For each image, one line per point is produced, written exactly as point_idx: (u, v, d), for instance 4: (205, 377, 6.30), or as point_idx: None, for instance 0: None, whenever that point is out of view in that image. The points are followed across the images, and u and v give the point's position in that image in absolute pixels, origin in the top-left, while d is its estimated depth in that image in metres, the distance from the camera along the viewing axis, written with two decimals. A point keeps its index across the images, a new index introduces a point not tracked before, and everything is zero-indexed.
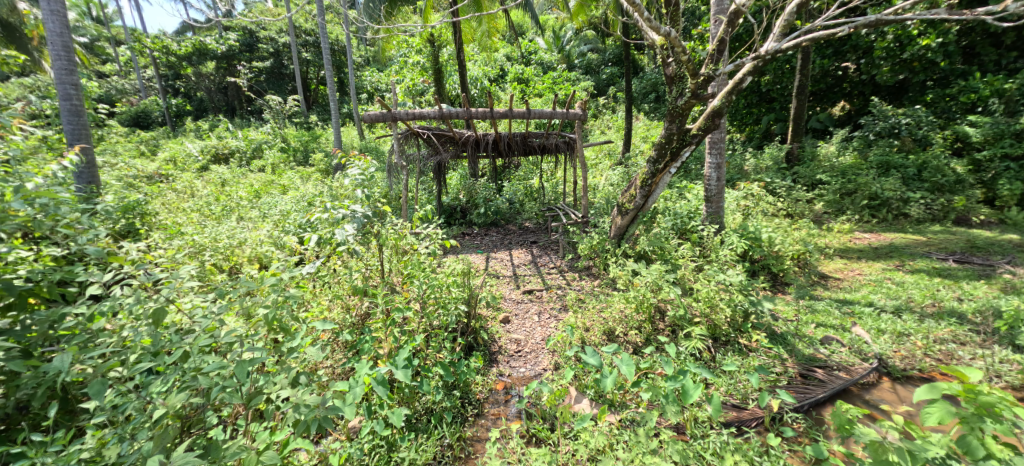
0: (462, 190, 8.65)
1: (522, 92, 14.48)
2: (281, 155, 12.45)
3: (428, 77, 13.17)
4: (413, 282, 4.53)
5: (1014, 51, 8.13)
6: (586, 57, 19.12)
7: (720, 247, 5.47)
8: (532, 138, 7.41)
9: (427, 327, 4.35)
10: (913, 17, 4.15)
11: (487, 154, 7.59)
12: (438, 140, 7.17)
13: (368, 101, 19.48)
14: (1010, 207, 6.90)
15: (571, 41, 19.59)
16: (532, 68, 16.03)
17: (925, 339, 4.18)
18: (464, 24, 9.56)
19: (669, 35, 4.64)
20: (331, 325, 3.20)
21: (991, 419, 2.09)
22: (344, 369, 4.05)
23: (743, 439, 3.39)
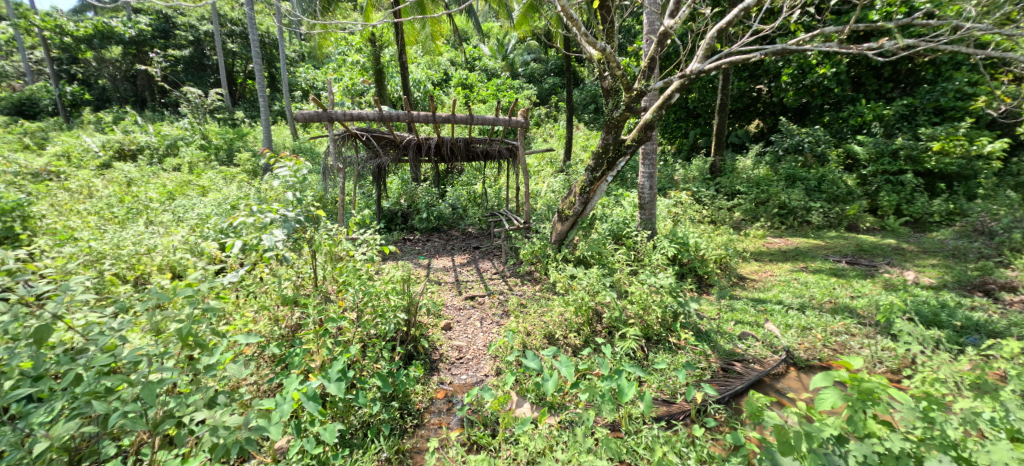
0: (403, 194, 8.39)
1: (466, 98, 14.30)
2: (201, 153, 11.32)
3: (369, 77, 12.73)
4: (348, 290, 4.36)
5: (890, 83, 9.42)
6: (529, 66, 19.33)
7: (653, 252, 5.81)
8: (474, 143, 7.43)
9: (364, 337, 4.21)
10: (812, 48, 4.63)
11: (430, 159, 7.49)
12: (377, 143, 6.92)
13: (303, 98, 18.46)
14: (888, 216, 7.98)
15: (515, 50, 19.79)
16: (478, 74, 16.01)
17: (824, 332, 4.75)
18: (407, 25, 9.32)
19: (604, 50, 4.91)
20: (255, 339, 3.05)
21: (871, 402, 2.42)
22: (269, 385, 3.79)
23: (672, 431, 3.63)
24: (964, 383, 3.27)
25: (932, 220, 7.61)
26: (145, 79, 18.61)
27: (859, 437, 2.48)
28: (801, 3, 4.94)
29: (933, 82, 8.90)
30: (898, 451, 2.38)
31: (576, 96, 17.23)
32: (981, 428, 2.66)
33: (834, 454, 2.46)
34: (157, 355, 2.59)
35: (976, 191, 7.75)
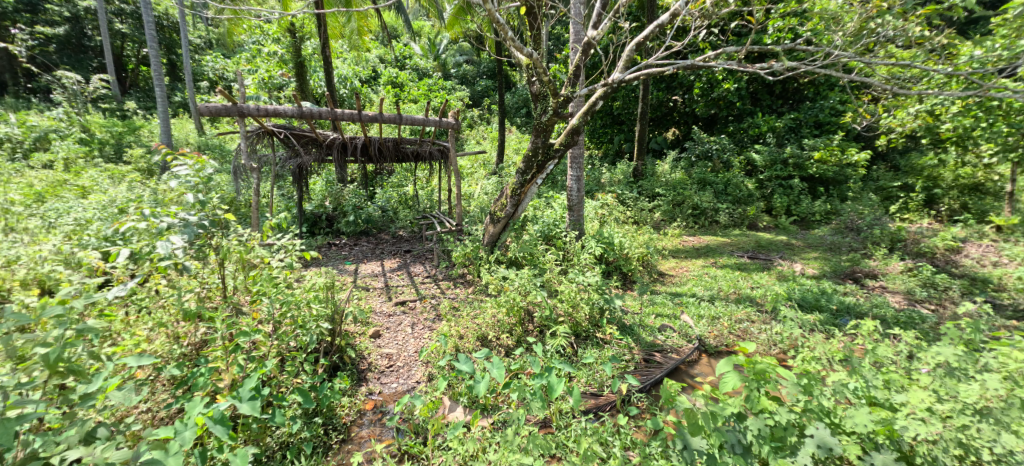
0: (327, 197, 7.92)
1: (397, 96, 13.70)
2: (81, 148, 9.75)
3: (288, 70, 11.55)
4: (262, 300, 3.91)
5: (780, 100, 10.82)
6: (461, 67, 18.94)
7: (581, 251, 6.09)
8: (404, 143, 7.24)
9: (281, 351, 3.89)
10: (717, 65, 5.11)
11: (357, 159, 7.17)
12: (298, 141, 6.40)
13: (209, 90, 16.70)
14: (780, 216, 9.08)
15: (446, 50, 19.36)
16: (408, 74, 15.38)
17: (730, 320, 5.26)
18: (330, 18, 8.82)
19: (531, 56, 5.06)
20: (148, 361, 2.81)
21: (762, 381, 2.74)
22: (166, 412, 3.32)
23: (598, 422, 3.78)
24: (832, 358, 3.76)
25: (814, 218, 8.79)
26: (4, 58, 15.62)
27: (755, 413, 2.71)
28: (707, 23, 5.43)
29: (814, 100, 10.35)
30: (787, 423, 2.66)
31: (507, 99, 17.35)
32: (850, 396, 2.90)
33: (735, 431, 2.64)
34: (14, 388, 2.20)
35: (846, 194, 9.12)
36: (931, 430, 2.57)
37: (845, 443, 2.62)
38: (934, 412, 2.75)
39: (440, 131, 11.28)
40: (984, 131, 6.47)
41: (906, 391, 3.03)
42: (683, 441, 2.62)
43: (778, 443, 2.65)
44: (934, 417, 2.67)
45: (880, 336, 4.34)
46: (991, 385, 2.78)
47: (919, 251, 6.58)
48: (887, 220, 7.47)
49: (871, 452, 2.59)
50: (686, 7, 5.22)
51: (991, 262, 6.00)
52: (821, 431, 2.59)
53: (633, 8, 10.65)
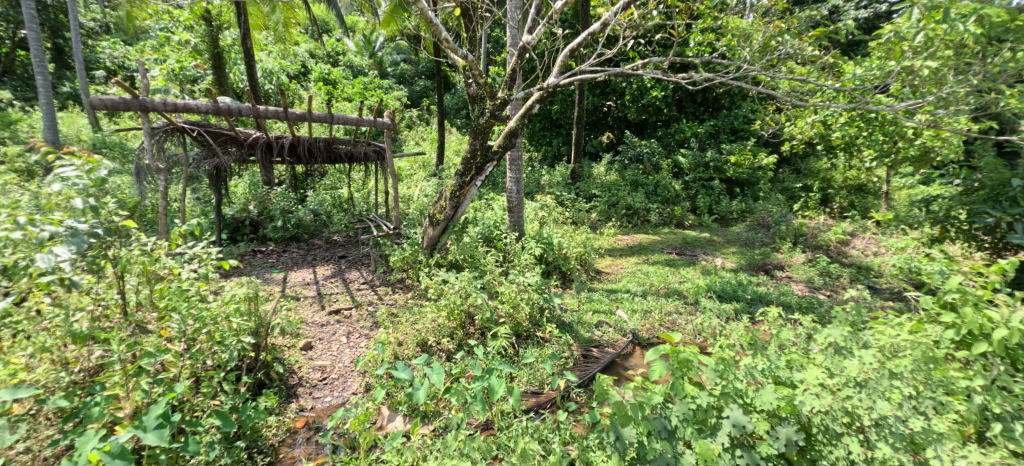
0: (251, 200, 7.32)
1: (329, 94, 13.00)
2: None
3: (203, 62, 10.43)
4: (171, 316, 3.46)
5: (700, 108, 11.65)
6: (399, 65, 18.33)
7: (521, 252, 6.16)
8: (335, 144, 6.91)
9: (196, 371, 3.40)
10: (645, 74, 5.35)
11: (284, 160, 6.74)
12: (214, 140, 5.87)
13: (107, 80, 14.85)
14: (703, 215, 9.76)
15: (382, 48, 18.52)
16: (342, 70, 14.61)
17: (660, 313, 5.52)
18: (251, 7, 8.29)
19: (467, 58, 5.02)
20: (32, 391, 2.44)
21: (686, 369, 2.89)
22: (49, 451, 2.77)
23: (539, 420, 3.77)
24: (744, 343, 4.01)
25: (732, 216, 9.55)
26: None
27: (680, 399, 2.87)
28: (635, 34, 5.64)
29: (729, 109, 11.26)
30: (707, 405, 2.81)
31: (446, 100, 17.10)
32: (758, 378, 3.05)
33: (661, 416, 2.80)
34: None
35: (757, 194, 10.04)
36: (823, 402, 2.77)
37: (756, 419, 2.80)
38: (826, 387, 2.94)
39: (374, 131, 10.88)
40: (864, 139, 7.28)
41: (804, 370, 3.21)
42: (616, 432, 2.73)
43: (701, 425, 2.79)
44: (826, 391, 2.85)
45: (784, 320, 4.80)
46: (869, 359, 3.03)
47: (817, 243, 7.32)
48: (791, 218, 8.27)
49: (776, 426, 2.78)
50: (616, 17, 5.42)
51: (873, 252, 6.83)
52: (735, 411, 2.75)
53: (568, 16, 10.94)
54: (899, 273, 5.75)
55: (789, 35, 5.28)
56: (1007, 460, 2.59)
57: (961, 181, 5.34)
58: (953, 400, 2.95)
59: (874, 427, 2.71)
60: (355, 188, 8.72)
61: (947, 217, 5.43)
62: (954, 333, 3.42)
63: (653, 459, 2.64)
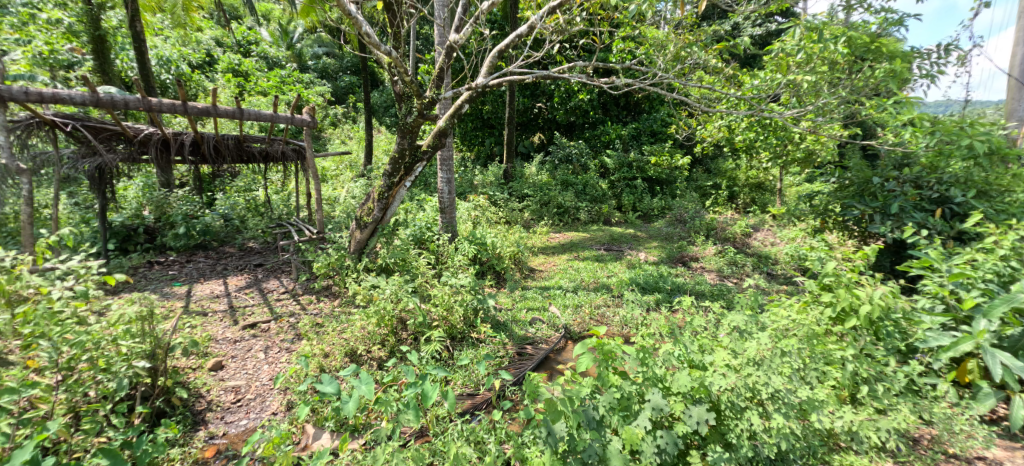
0: (147, 205, 6.53)
1: (241, 87, 11.98)
2: None
3: (82, 45, 9.30)
4: (39, 345, 2.94)
5: (622, 112, 12.22)
6: (320, 59, 17.29)
7: (455, 253, 6.06)
8: (248, 142, 6.37)
9: (73, 407, 2.91)
10: (570, 78, 5.43)
11: (187, 160, 6.12)
12: (95, 135, 5.19)
13: None
14: (629, 212, 10.18)
15: (301, 39, 17.63)
16: (255, 62, 13.58)
17: (590, 307, 5.64)
18: None
19: (390, 55, 4.87)
20: None
21: (610, 359, 3.02)
22: None
23: (476, 422, 3.66)
24: (663, 332, 4.26)
25: (655, 212, 10.07)
26: None
27: (606, 388, 2.96)
28: (561, 39, 5.72)
29: (650, 113, 12.12)
30: (631, 393, 2.94)
31: (373, 98, 16.44)
32: (674, 362, 3.21)
33: (589, 407, 2.83)
34: None
35: (675, 191, 10.64)
36: (729, 380, 2.94)
37: (673, 402, 2.94)
38: (730, 366, 3.13)
39: (294, 129, 10.20)
40: (762, 143, 7.97)
41: (714, 352, 3.46)
42: (547, 428, 2.76)
43: (625, 411, 2.92)
44: (731, 371, 3.03)
45: (699, 308, 5.12)
46: (765, 339, 3.29)
47: (725, 236, 7.90)
48: (704, 213, 8.86)
49: (692, 405, 2.94)
50: (542, 21, 5.46)
51: (771, 242, 7.53)
52: (655, 396, 2.86)
53: (497, 16, 10.94)
54: (790, 262, 6.32)
55: (697, 47, 5.63)
56: (874, 416, 3.11)
57: (835, 180, 6.01)
58: (832, 368, 3.32)
59: (770, 399, 2.95)
60: (273, 190, 8.10)
61: (825, 211, 6.08)
62: (832, 310, 3.79)
63: (583, 450, 2.71)
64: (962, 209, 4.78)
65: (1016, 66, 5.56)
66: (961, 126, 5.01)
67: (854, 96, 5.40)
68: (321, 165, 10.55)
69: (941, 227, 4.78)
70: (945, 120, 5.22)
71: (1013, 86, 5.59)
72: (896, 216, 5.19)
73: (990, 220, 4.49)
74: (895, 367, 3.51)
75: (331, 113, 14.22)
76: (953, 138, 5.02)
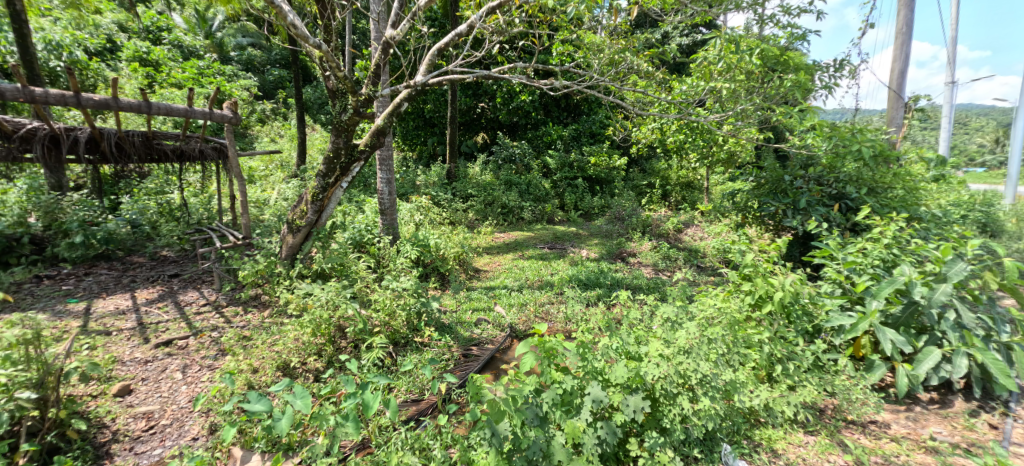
0: (36, 210, 5.76)
1: (153, 79, 10.94)
2: None
3: None
4: None
5: (562, 112, 12.46)
6: (246, 51, 16.15)
7: (397, 256, 5.88)
8: (161, 140, 5.82)
9: None
10: (510, 79, 5.40)
11: (88, 160, 5.52)
12: None
13: None
14: (572, 211, 10.37)
15: (223, 28, 16.43)
16: (170, 52, 12.46)
17: (535, 305, 5.66)
18: None
19: (319, 46, 4.72)
20: None
21: (552, 356, 3.03)
22: None
23: (421, 428, 3.52)
24: (602, 327, 4.36)
25: (595, 211, 10.35)
26: None
27: (549, 385, 2.96)
28: (501, 39, 5.69)
29: (589, 114, 12.43)
30: (572, 387, 2.96)
31: (305, 93, 15.60)
32: (612, 355, 3.25)
33: (533, 404, 2.83)
34: None
35: (613, 190, 10.98)
36: (662, 369, 3.02)
37: (612, 393, 3.00)
38: (663, 356, 3.23)
39: (215, 125, 9.42)
40: (690, 144, 8.31)
41: (648, 343, 3.56)
42: (490, 429, 2.71)
43: (567, 406, 2.95)
44: (664, 360, 3.12)
45: (635, 301, 5.31)
46: (693, 328, 3.44)
47: (659, 232, 8.27)
48: (641, 211, 9.19)
49: (629, 396, 3.01)
50: (482, 20, 5.40)
51: (699, 237, 7.94)
52: (595, 389, 2.89)
53: (437, 14, 10.76)
54: (716, 253, 6.73)
55: (630, 53, 5.81)
56: (785, 393, 3.40)
57: (752, 179, 6.35)
58: (751, 351, 3.59)
59: (699, 384, 3.10)
60: (191, 192, 7.43)
61: (745, 208, 6.47)
62: (750, 297, 4.03)
63: (527, 448, 2.69)
64: (855, 204, 5.40)
65: (894, 79, 6.22)
66: (852, 133, 5.48)
67: (766, 104, 5.81)
68: (248, 165, 9.85)
69: (839, 220, 5.37)
70: (841, 126, 5.64)
71: (892, 97, 6.25)
72: (804, 211, 5.71)
73: (876, 214, 5.12)
74: (804, 347, 3.79)
75: (258, 109, 13.32)
76: (847, 144, 5.46)
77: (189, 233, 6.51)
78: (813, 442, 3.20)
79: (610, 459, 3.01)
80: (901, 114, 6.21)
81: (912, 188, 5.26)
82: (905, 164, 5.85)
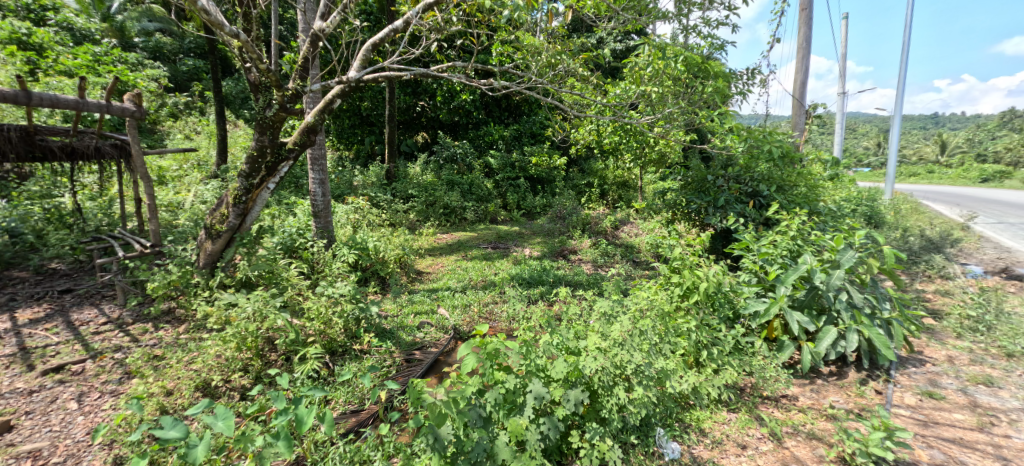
0: None
1: None
2: None
3: None
4: None
5: (503, 112, 12.60)
6: (153, 38, 14.72)
7: (333, 260, 5.72)
8: (46, 136, 5.40)
9: None
10: (448, 77, 5.35)
11: None
12: None
13: None
14: (514, 210, 10.51)
15: (125, 12, 14.92)
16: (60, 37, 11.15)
17: (479, 305, 5.70)
18: None
19: (237, 36, 4.42)
20: None
21: (495, 358, 3.03)
22: None
23: (361, 440, 3.43)
24: (543, 323, 4.48)
25: (537, 210, 10.56)
26: None
27: (491, 385, 3.00)
28: (439, 37, 5.64)
29: (529, 115, 12.65)
30: (515, 386, 3.02)
31: (224, 87, 14.49)
32: (553, 351, 3.34)
33: (475, 405, 2.86)
34: None
35: (555, 190, 11.24)
36: (599, 362, 3.16)
37: (553, 388, 3.11)
38: (601, 349, 3.37)
39: (116, 120, 8.51)
40: (625, 146, 8.73)
41: (587, 337, 3.71)
42: (434, 434, 2.69)
43: (510, 405, 3.01)
44: (601, 353, 3.27)
45: (575, 297, 5.49)
46: (627, 322, 3.63)
47: (598, 230, 8.59)
48: (581, 210, 9.49)
49: (568, 390, 3.13)
50: (419, 16, 5.33)
51: (634, 234, 8.33)
52: (536, 386, 2.99)
53: (372, 8, 10.49)
54: (650, 249, 7.14)
55: (566, 56, 5.94)
56: (711, 376, 3.67)
57: (681, 178, 6.80)
58: (680, 339, 3.84)
59: (634, 373, 3.26)
60: (86, 196, 6.66)
61: (675, 206, 6.86)
62: (679, 289, 4.28)
63: (471, 450, 2.73)
64: (767, 201, 5.93)
65: (797, 88, 6.88)
66: (764, 135, 6.11)
67: (691, 108, 6.11)
68: (158, 164, 9.01)
69: (754, 216, 5.90)
70: (754, 130, 6.25)
71: (796, 104, 6.93)
72: (724, 208, 6.18)
73: (785, 210, 5.67)
74: (726, 333, 4.12)
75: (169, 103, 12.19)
76: (759, 144, 6.09)
77: (85, 241, 5.85)
78: (735, 419, 3.49)
79: (553, 453, 3.11)
80: (804, 120, 6.96)
81: (813, 186, 5.86)
82: (808, 164, 6.50)
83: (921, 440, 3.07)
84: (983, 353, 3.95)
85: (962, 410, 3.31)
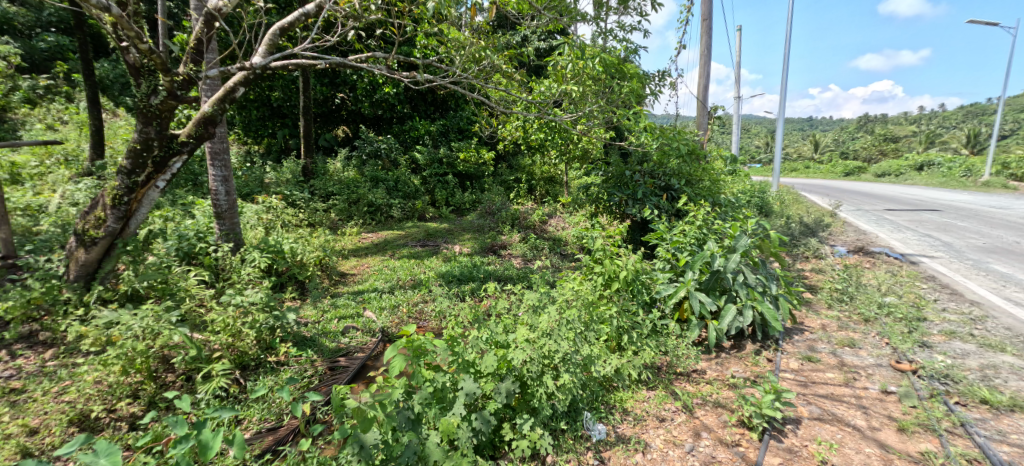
0: None
1: None
2: None
3: None
4: None
5: (428, 107, 12.42)
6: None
7: (242, 266, 5.35)
8: None
9: None
10: (366, 68, 5.15)
11: None
12: None
13: None
14: (442, 207, 10.44)
15: None
16: None
17: (408, 305, 5.63)
18: None
19: (108, 10, 3.95)
20: None
21: (421, 356, 3.06)
22: None
23: (280, 458, 3.26)
24: (469, 319, 4.53)
25: (465, 206, 10.58)
26: None
27: (419, 386, 3.03)
28: (356, 25, 5.40)
29: (455, 110, 12.63)
30: (444, 384, 3.08)
31: (97, 69, 12.61)
32: (482, 346, 3.43)
33: (403, 408, 2.86)
34: None
35: (483, 186, 11.37)
36: (527, 353, 3.31)
37: (484, 383, 3.25)
38: (529, 340, 3.52)
39: None
40: (551, 142, 9.07)
41: (515, 330, 3.83)
42: (359, 442, 2.66)
43: (441, 404, 3.05)
44: (529, 344, 3.42)
45: (503, 292, 5.62)
46: (553, 312, 3.80)
47: (527, 224, 8.81)
48: (509, 205, 9.67)
49: (497, 384, 3.24)
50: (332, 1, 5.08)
51: (561, 227, 8.68)
52: (467, 383, 3.06)
53: None
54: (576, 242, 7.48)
55: (490, 52, 5.99)
56: (632, 358, 3.98)
57: (603, 173, 7.17)
58: (603, 326, 4.09)
59: (561, 361, 3.44)
60: None
61: (597, 199, 7.25)
62: (602, 278, 4.61)
63: (400, 454, 2.70)
64: (677, 194, 6.45)
65: (701, 91, 7.55)
66: (674, 133, 6.68)
67: (610, 107, 6.41)
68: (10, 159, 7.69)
69: (667, 208, 6.41)
70: (666, 129, 6.79)
71: (700, 106, 7.61)
72: (641, 201, 6.64)
73: (692, 202, 6.22)
74: (644, 318, 4.47)
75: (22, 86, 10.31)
76: (670, 142, 6.65)
77: None
78: (653, 396, 3.82)
79: (484, 448, 3.19)
80: (707, 120, 7.65)
81: (715, 180, 6.48)
82: (711, 160, 7.17)
83: (802, 398, 3.58)
84: (847, 320, 4.65)
85: (832, 370, 3.90)
